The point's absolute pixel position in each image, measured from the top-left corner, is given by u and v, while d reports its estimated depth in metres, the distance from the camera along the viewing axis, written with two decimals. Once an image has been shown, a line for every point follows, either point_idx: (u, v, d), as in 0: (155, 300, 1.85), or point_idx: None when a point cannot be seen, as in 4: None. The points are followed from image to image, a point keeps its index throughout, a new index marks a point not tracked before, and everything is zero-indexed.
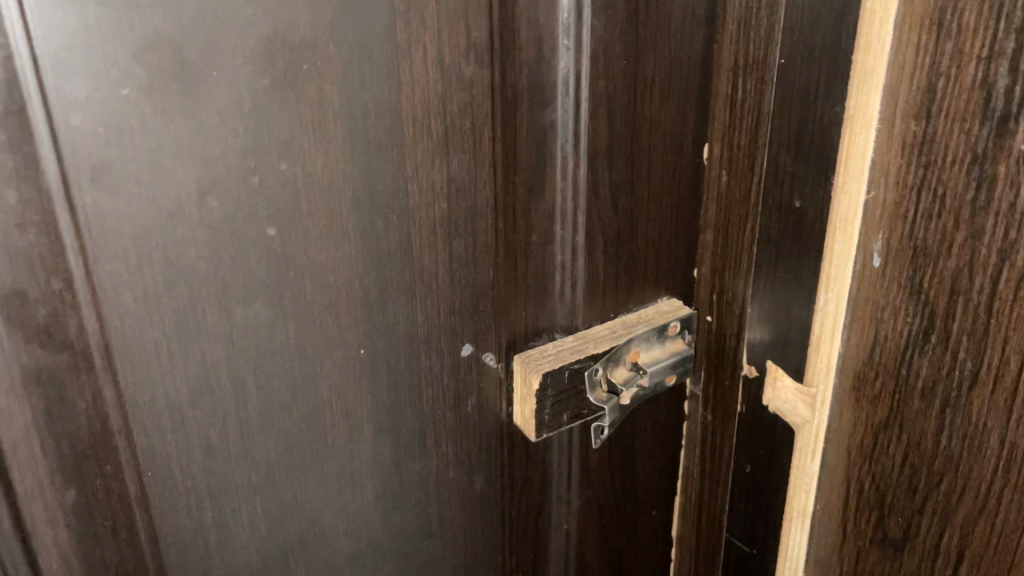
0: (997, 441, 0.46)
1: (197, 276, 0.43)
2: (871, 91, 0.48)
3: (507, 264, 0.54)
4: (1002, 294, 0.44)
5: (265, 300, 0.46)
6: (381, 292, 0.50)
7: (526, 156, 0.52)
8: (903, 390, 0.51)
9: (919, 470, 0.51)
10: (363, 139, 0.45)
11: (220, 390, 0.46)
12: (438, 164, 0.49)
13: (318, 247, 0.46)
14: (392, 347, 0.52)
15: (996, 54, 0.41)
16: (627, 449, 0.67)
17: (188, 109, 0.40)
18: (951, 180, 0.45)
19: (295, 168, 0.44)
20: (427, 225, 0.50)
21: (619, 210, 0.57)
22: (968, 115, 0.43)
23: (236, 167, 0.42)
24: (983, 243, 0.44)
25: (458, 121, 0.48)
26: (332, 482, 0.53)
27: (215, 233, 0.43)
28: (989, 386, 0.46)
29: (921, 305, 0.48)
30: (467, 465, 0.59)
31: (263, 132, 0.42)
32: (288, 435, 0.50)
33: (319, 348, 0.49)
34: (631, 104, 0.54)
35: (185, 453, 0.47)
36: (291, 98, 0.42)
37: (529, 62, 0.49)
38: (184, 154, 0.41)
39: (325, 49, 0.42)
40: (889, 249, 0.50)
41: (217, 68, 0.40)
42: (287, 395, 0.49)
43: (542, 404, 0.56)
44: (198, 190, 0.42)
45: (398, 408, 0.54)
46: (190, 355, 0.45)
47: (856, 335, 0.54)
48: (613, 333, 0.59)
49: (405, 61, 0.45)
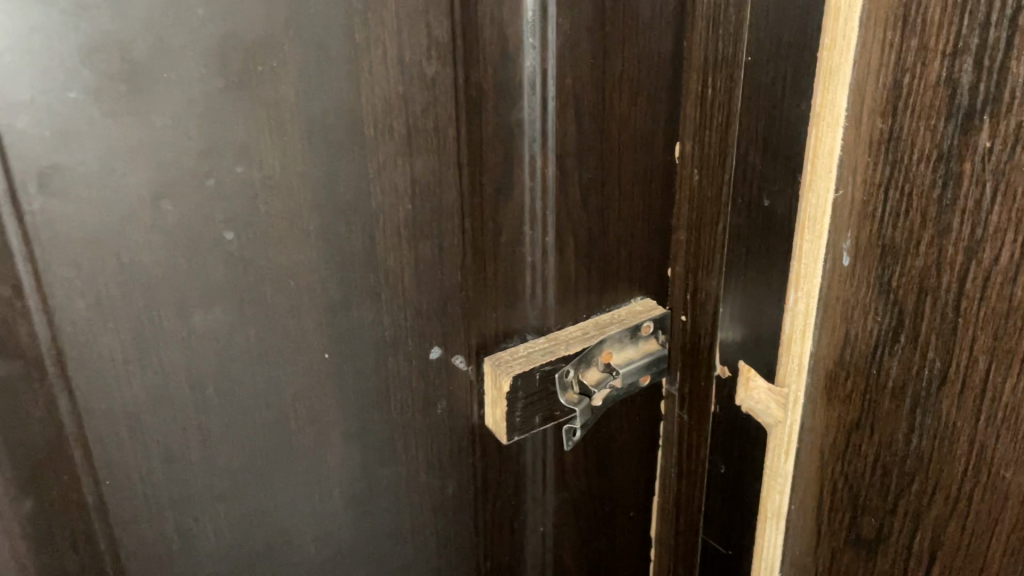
0: (967, 441, 0.46)
1: (153, 281, 0.42)
2: (837, 90, 0.47)
3: (475, 266, 0.54)
4: (969, 292, 0.43)
5: (224, 305, 0.45)
6: (345, 295, 0.49)
7: (493, 156, 0.51)
8: (874, 389, 0.51)
9: (890, 470, 0.51)
10: (323, 140, 0.45)
11: (181, 397, 0.46)
12: (401, 166, 0.48)
13: (278, 251, 0.46)
14: (358, 351, 0.51)
15: (960, 50, 0.41)
16: (603, 450, 0.66)
17: (139, 112, 0.39)
18: (917, 177, 0.45)
19: (253, 170, 0.43)
20: (392, 227, 0.49)
21: (589, 210, 0.56)
22: (933, 112, 0.43)
23: (190, 170, 0.41)
24: (950, 241, 0.44)
25: (422, 121, 0.48)
26: (299, 489, 0.52)
27: (170, 238, 0.42)
28: (957, 385, 0.45)
29: (890, 304, 0.48)
30: (439, 469, 0.58)
31: (218, 135, 0.42)
32: (252, 441, 0.49)
33: (282, 352, 0.48)
34: (599, 103, 0.53)
35: (145, 461, 0.46)
36: (246, 99, 0.42)
37: (494, 61, 0.49)
38: (136, 156, 0.40)
39: (281, 49, 0.42)
40: (857, 248, 0.49)
41: (168, 70, 0.39)
42: (250, 401, 0.48)
43: (513, 408, 0.56)
44: (152, 194, 0.41)
45: (366, 412, 0.53)
46: (147, 362, 0.44)
47: (826, 334, 0.53)
48: (584, 335, 0.59)
49: (364, 60, 0.44)
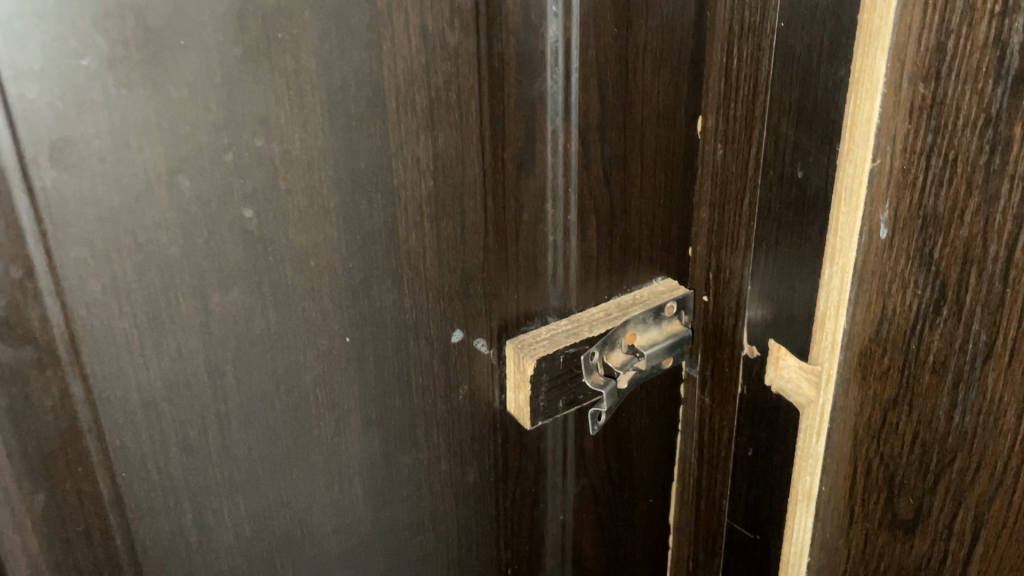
0: (1014, 415, 0.44)
1: (171, 261, 0.40)
2: (876, 54, 0.45)
3: (497, 246, 0.52)
4: (1018, 262, 0.42)
5: (242, 287, 0.43)
6: (365, 276, 0.47)
7: (515, 130, 0.49)
8: (913, 365, 0.49)
9: (930, 449, 0.49)
10: (343, 113, 0.43)
11: (198, 384, 0.44)
12: (423, 140, 0.46)
13: (298, 229, 0.44)
14: (379, 335, 0.49)
15: (1010, 9, 0.39)
16: (624, 435, 0.65)
17: (156, 81, 0.37)
18: (962, 143, 0.43)
19: (272, 144, 0.41)
20: (414, 205, 0.47)
21: (611, 186, 0.55)
22: (980, 75, 0.41)
23: (208, 144, 0.39)
24: (998, 208, 0.42)
25: (444, 93, 0.46)
26: (319, 479, 0.50)
27: (187, 216, 0.40)
28: (1004, 359, 0.44)
29: (931, 276, 0.46)
30: (460, 457, 0.56)
31: (236, 106, 0.39)
32: (272, 429, 0.47)
33: (301, 336, 0.46)
34: (623, 74, 0.51)
35: (161, 451, 0.44)
36: (265, 68, 0.39)
37: (517, 30, 0.47)
38: (152, 129, 0.38)
39: (300, 15, 0.40)
40: (896, 220, 0.48)
41: (185, 36, 0.37)
42: (269, 388, 0.46)
43: (537, 391, 0.54)
44: (168, 169, 0.39)
45: (387, 398, 0.51)
46: (164, 347, 0.42)
47: (862, 310, 0.51)
48: (608, 315, 0.57)
49: (385, 28, 0.42)
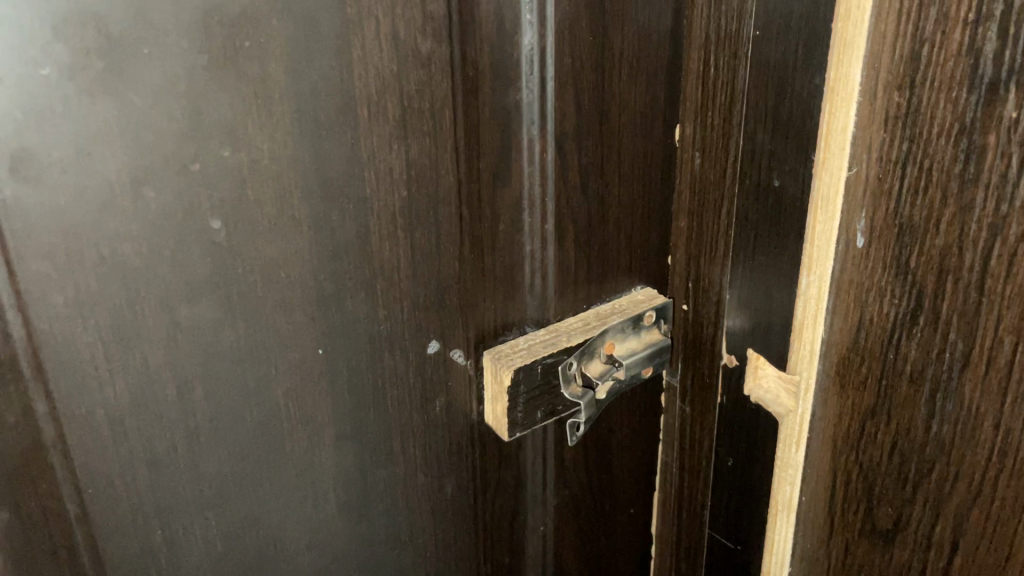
0: (992, 425, 0.44)
1: (136, 274, 0.40)
2: (851, 63, 0.45)
3: (473, 256, 0.51)
4: (994, 271, 0.42)
5: (210, 299, 0.42)
6: (338, 288, 0.46)
7: (490, 139, 0.49)
8: (891, 375, 0.49)
9: (908, 459, 0.49)
10: (313, 122, 0.42)
11: (166, 398, 0.43)
12: (396, 149, 0.45)
13: (267, 240, 0.43)
14: (353, 347, 0.48)
15: (983, 18, 0.39)
16: (604, 446, 0.64)
17: (119, 91, 0.36)
18: (937, 152, 0.43)
19: (240, 154, 0.40)
20: (387, 215, 0.47)
21: (588, 195, 0.54)
22: (954, 83, 0.41)
23: (174, 154, 0.39)
24: (973, 217, 0.42)
25: (417, 102, 0.45)
26: (292, 494, 0.50)
27: (153, 227, 0.39)
28: (981, 368, 0.44)
29: (907, 285, 0.46)
30: (437, 470, 0.56)
31: (203, 115, 0.39)
32: (243, 443, 0.46)
33: (272, 349, 0.45)
34: (599, 83, 0.51)
35: (128, 467, 0.43)
36: (232, 77, 0.39)
37: (491, 38, 0.46)
38: (115, 139, 0.37)
39: (269, 24, 0.39)
40: (873, 229, 0.47)
41: (149, 45, 0.36)
42: (240, 401, 0.45)
43: (515, 402, 0.54)
44: (133, 179, 0.38)
45: (362, 410, 0.50)
46: (130, 360, 0.41)
47: (839, 318, 0.51)
48: (586, 325, 0.57)
49: (356, 36, 0.42)
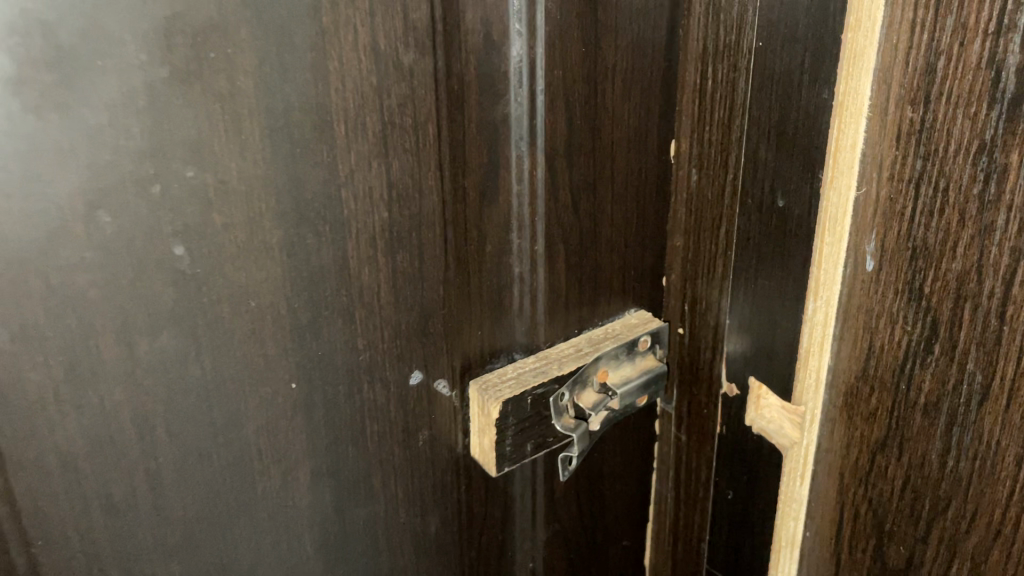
0: (1013, 462, 0.41)
1: (91, 306, 0.36)
2: (860, 76, 0.43)
3: (458, 280, 0.48)
4: (1016, 297, 0.38)
5: (173, 332, 0.39)
6: (313, 316, 0.43)
7: (476, 155, 0.46)
8: (903, 406, 0.45)
9: (922, 495, 0.46)
10: (286, 140, 0.39)
11: (125, 440, 0.39)
12: (376, 168, 0.42)
13: (236, 268, 0.40)
14: (329, 379, 0.45)
15: (1006, 28, 0.36)
16: (596, 477, 0.61)
17: (69, 106, 0.33)
18: (954, 171, 0.40)
19: (205, 175, 0.37)
20: (366, 238, 0.43)
21: (580, 214, 0.52)
22: (973, 98, 0.38)
23: (132, 175, 0.35)
24: (994, 241, 0.39)
25: (398, 117, 0.42)
26: (264, 538, 0.46)
27: (110, 255, 0.36)
28: (1002, 401, 0.40)
29: (922, 311, 0.43)
30: (420, 508, 0.52)
31: (164, 133, 0.35)
32: (209, 487, 0.43)
33: (242, 384, 0.42)
34: (591, 96, 0.49)
35: (85, 516, 0.40)
36: (196, 91, 0.36)
37: (477, 49, 0.43)
38: (66, 160, 0.34)
39: (236, 33, 0.36)
40: (883, 252, 0.44)
41: (103, 56, 0.33)
42: (206, 441, 0.42)
43: (503, 435, 0.51)
44: (86, 203, 0.35)
45: (339, 447, 0.47)
46: (84, 401, 0.38)
47: (847, 345, 0.48)
48: (578, 352, 0.54)
49: (332, 47, 0.39)
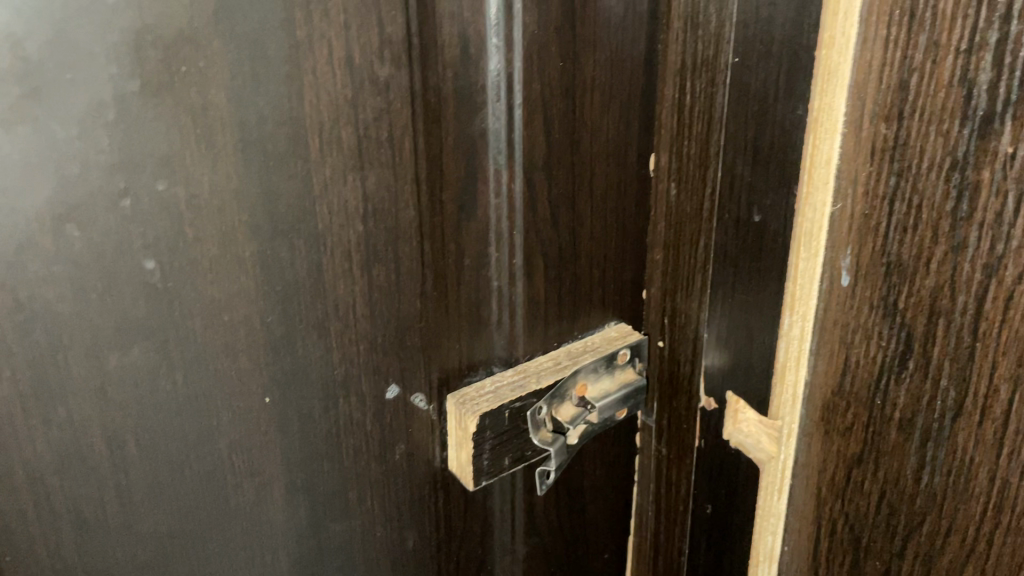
0: (987, 478, 0.41)
1: (60, 320, 0.36)
2: (835, 93, 0.43)
3: (436, 294, 0.48)
4: (989, 314, 0.38)
5: (143, 346, 0.39)
6: (288, 330, 0.43)
7: (454, 169, 0.46)
8: (879, 421, 0.45)
9: (897, 510, 0.46)
10: (259, 153, 0.39)
11: (95, 454, 0.39)
12: (351, 181, 0.42)
13: (208, 281, 0.39)
14: (304, 394, 0.45)
15: (977, 46, 0.36)
16: (576, 490, 0.61)
17: (37, 119, 0.33)
18: (927, 188, 0.40)
19: (176, 189, 0.37)
20: (341, 251, 0.43)
21: (559, 228, 0.52)
22: (945, 116, 0.38)
23: (102, 189, 0.35)
24: (966, 257, 0.39)
25: (374, 130, 0.42)
26: (237, 552, 0.46)
27: (79, 269, 0.36)
28: (975, 417, 0.40)
29: (896, 327, 0.43)
30: (398, 522, 0.52)
31: (135, 146, 0.35)
32: (182, 502, 0.43)
33: (215, 398, 0.42)
34: (570, 110, 0.49)
35: (53, 530, 0.40)
36: (167, 105, 0.36)
37: (455, 63, 0.43)
38: (34, 173, 0.34)
39: (208, 46, 0.36)
40: (858, 267, 0.44)
41: (72, 69, 0.33)
42: (178, 455, 0.42)
43: (481, 449, 0.51)
44: (55, 216, 0.35)
45: (315, 461, 0.47)
46: (52, 415, 0.37)
47: (823, 360, 0.48)
48: (557, 365, 0.54)
49: (306, 60, 0.38)
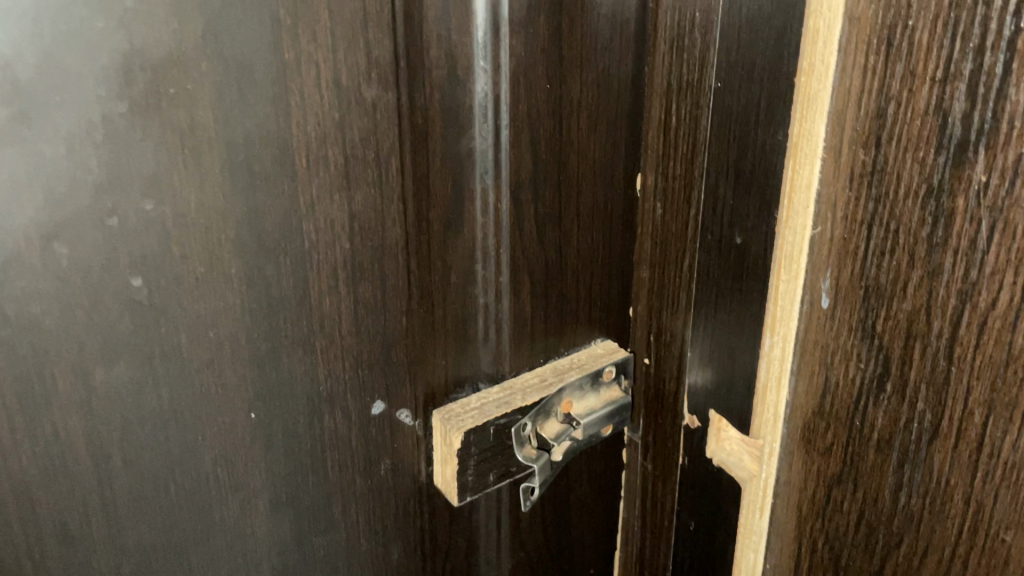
0: (962, 500, 0.41)
1: (46, 337, 0.37)
2: (815, 119, 0.43)
3: (422, 310, 0.49)
4: (963, 339, 0.39)
5: (129, 363, 0.39)
6: (273, 347, 0.44)
7: (441, 188, 0.47)
8: (858, 442, 0.46)
9: (876, 530, 0.46)
10: (245, 173, 0.39)
11: (80, 468, 0.40)
12: (338, 200, 0.43)
13: (194, 298, 0.40)
14: (289, 409, 0.45)
15: (952, 76, 0.36)
16: (562, 504, 0.62)
17: (25, 140, 0.34)
18: (904, 214, 0.40)
19: (163, 208, 0.38)
20: (327, 269, 0.44)
21: (545, 246, 0.52)
22: (921, 143, 0.38)
23: (89, 209, 0.36)
24: (941, 283, 0.39)
25: (361, 150, 0.43)
26: (221, 567, 0.46)
27: (65, 287, 0.36)
28: (950, 439, 0.41)
29: (874, 349, 0.43)
30: (382, 536, 0.53)
31: (122, 167, 0.36)
32: (165, 515, 0.43)
33: (200, 414, 0.42)
34: (556, 130, 0.50)
35: (37, 543, 0.40)
36: (155, 126, 0.36)
37: (441, 85, 0.44)
38: (22, 193, 0.34)
39: (196, 69, 0.36)
40: (838, 290, 0.45)
41: (61, 91, 0.34)
42: (162, 469, 0.42)
43: (465, 465, 0.51)
44: (43, 235, 0.35)
45: (299, 475, 0.47)
46: (38, 430, 0.38)
47: (804, 381, 0.48)
48: (542, 382, 0.54)
49: (293, 82, 0.39)
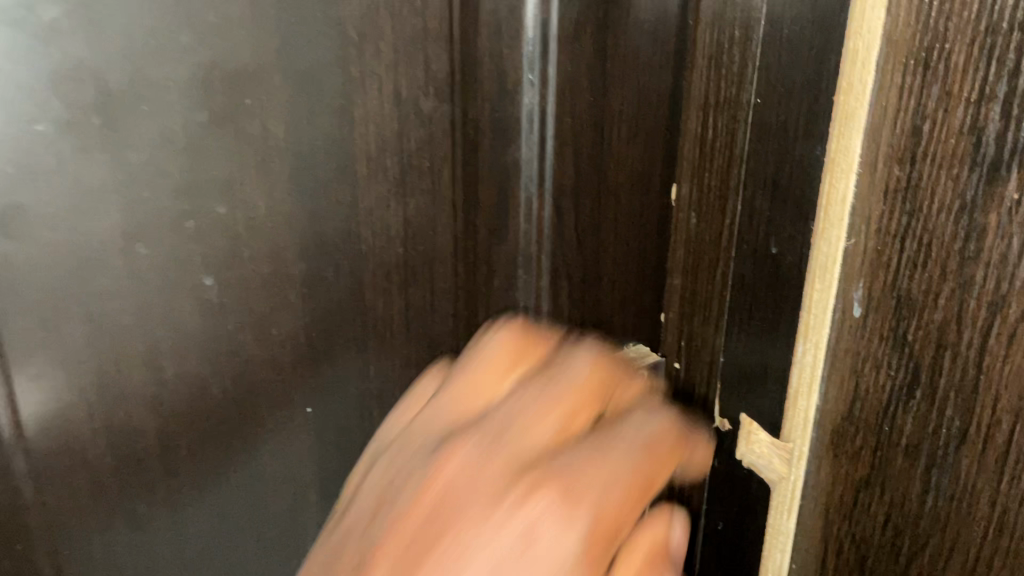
0: (987, 504, 0.40)
1: (122, 329, 0.41)
2: (852, 136, 0.43)
3: (467, 315, 0.50)
4: (993, 350, 0.38)
5: (197, 357, 0.44)
6: (328, 344, 0.47)
7: (487, 198, 0.48)
8: (886, 446, 0.45)
9: (902, 531, 0.45)
10: (310, 182, 0.44)
11: (146, 451, 0.44)
12: (394, 207, 0.46)
13: (257, 299, 0.44)
14: (341, 405, 0.49)
15: (986, 97, 0.36)
16: None
17: (115, 146, 0.38)
18: (937, 228, 0.40)
19: (234, 212, 0.42)
20: (382, 271, 0.47)
21: (582, 250, 0.57)
22: (955, 160, 0.38)
23: (168, 211, 0.40)
24: (973, 295, 0.38)
25: (418, 160, 0.46)
26: (274, 554, 0.50)
27: (141, 284, 0.41)
28: (978, 446, 0.39)
29: (904, 356, 0.43)
30: None
31: (198, 172, 0.41)
32: (223, 501, 0.47)
33: (260, 407, 0.46)
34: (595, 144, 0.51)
35: (106, 520, 0.44)
36: (229, 134, 0.41)
37: (491, 98, 0.46)
38: (105, 199, 0.39)
39: (269, 83, 0.41)
40: (871, 299, 0.44)
41: (147, 102, 0.38)
42: (220, 456, 0.46)
43: None
44: (126, 236, 0.40)
45: (348, 468, 0.50)
46: (112, 415, 0.43)
47: (834, 388, 0.48)
48: None
49: (357, 95, 0.43)
